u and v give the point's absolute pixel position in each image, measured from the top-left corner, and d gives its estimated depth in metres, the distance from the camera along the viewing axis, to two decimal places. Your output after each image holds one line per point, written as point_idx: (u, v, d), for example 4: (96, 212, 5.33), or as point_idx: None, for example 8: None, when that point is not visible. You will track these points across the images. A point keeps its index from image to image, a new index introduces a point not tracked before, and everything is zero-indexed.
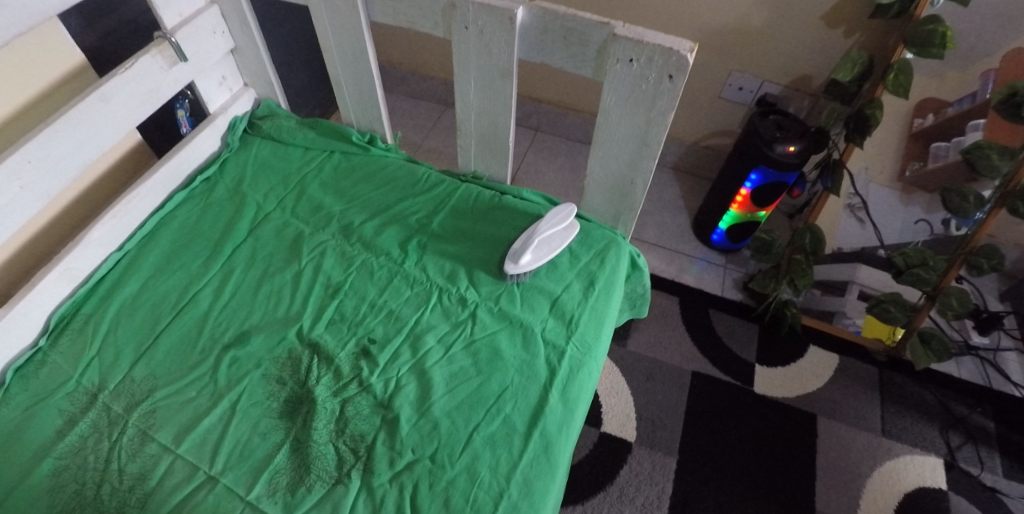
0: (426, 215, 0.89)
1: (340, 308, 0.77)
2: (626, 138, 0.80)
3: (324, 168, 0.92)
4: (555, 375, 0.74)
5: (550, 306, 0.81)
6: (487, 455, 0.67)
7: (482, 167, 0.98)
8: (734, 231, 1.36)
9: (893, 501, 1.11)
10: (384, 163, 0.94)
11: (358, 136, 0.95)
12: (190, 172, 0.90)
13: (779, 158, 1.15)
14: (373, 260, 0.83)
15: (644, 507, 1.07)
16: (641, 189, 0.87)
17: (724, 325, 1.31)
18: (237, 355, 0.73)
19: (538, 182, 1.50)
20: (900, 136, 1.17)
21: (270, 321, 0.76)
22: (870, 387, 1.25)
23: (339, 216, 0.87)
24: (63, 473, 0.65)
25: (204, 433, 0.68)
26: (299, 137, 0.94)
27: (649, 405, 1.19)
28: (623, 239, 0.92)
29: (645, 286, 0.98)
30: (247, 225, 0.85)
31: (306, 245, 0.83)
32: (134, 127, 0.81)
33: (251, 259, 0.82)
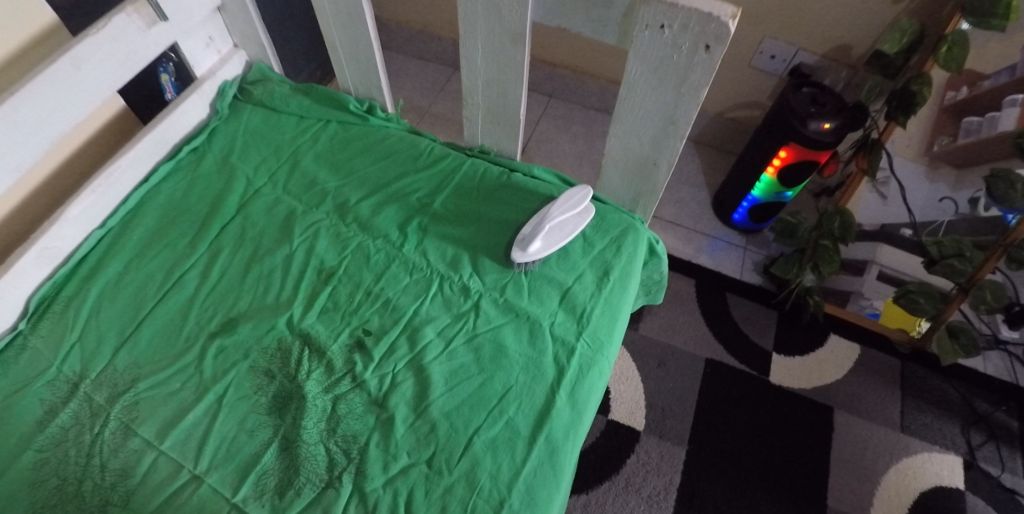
0: (427, 193, 0.83)
1: (333, 296, 0.72)
2: (653, 115, 0.73)
3: (319, 139, 0.86)
4: (564, 376, 0.69)
5: (560, 298, 0.75)
6: (488, 461, 0.63)
7: (490, 141, 0.91)
8: (757, 211, 1.28)
9: (908, 500, 1.07)
10: (384, 134, 0.87)
11: (356, 104, 0.88)
12: (177, 141, 0.84)
13: (812, 135, 1.06)
14: (369, 242, 0.77)
15: (650, 498, 1.04)
16: (664, 171, 0.80)
17: (741, 310, 1.25)
18: (224, 344, 0.69)
19: (550, 153, 1.42)
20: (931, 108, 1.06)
21: (259, 307, 0.71)
22: (889, 380, 1.20)
23: (334, 193, 0.81)
24: (44, 466, 0.62)
25: (189, 429, 0.64)
26: (293, 104, 0.87)
27: (659, 393, 1.14)
28: (642, 225, 0.85)
29: (662, 273, 0.92)
30: (236, 202, 0.79)
31: (298, 225, 0.78)
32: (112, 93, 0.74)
33: (239, 240, 0.76)
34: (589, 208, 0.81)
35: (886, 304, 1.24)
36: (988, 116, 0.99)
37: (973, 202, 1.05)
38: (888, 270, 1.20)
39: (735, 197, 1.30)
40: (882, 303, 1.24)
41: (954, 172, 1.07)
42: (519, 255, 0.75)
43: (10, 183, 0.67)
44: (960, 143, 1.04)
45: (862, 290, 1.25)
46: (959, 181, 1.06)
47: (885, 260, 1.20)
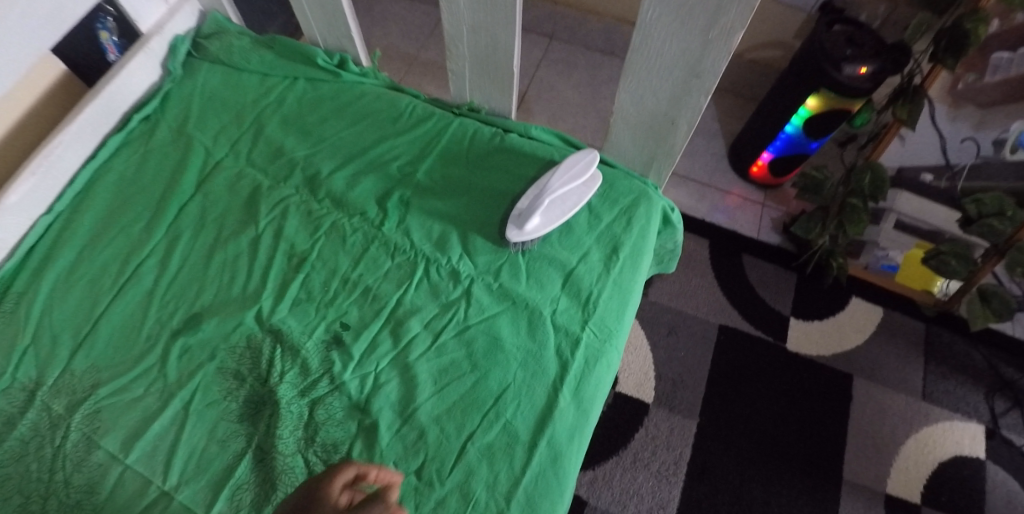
0: (409, 161, 0.74)
1: (306, 285, 0.65)
2: (672, 67, 0.62)
3: (285, 100, 0.76)
4: (567, 371, 0.62)
5: (562, 281, 0.67)
6: (484, 470, 0.57)
7: (480, 97, 0.80)
8: (779, 163, 1.18)
9: (925, 471, 1.03)
10: (359, 92, 0.76)
11: (326, 57, 0.77)
12: (126, 109, 0.75)
13: (847, 81, 0.94)
14: (344, 221, 0.69)
15: (659, 473, 1.00)
16: (683, 133, 0.69)
17: (757, 273, 1.17)
18: (188, 343, 0.63)
19: (552, 103, 1.30)
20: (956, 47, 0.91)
21: (226, 300, 0.65)
22: (912, 345, 1.13)
23: (303, 164, 0.72)
24: (3, 484, 0.56)
25: (155, 440, 0.58)
26: (254, 60, 0.76)
27: (671, 363, 1.08)
28: (655, 192, 0.76)
29: (677, 243, 0.83)
30: (195, 178, 0.71)
31: (265, 203, 0.69)
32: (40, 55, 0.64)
33: (200, 223, 0.69)
34: (597, 176, 0.72)
35: (905, 257, 1.16)
36: (1022, 51, 0.87)
37: (999, 143, 0.95)
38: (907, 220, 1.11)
39: (754, 149, 1.19)
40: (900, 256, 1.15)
41: (977, 112, 0.94)
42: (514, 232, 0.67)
43: None
44: (984, 82, 0.91)
45: (878, 240, 1.16)
46: (985, 122, 0.95)
47: (903, 207, 1.10)
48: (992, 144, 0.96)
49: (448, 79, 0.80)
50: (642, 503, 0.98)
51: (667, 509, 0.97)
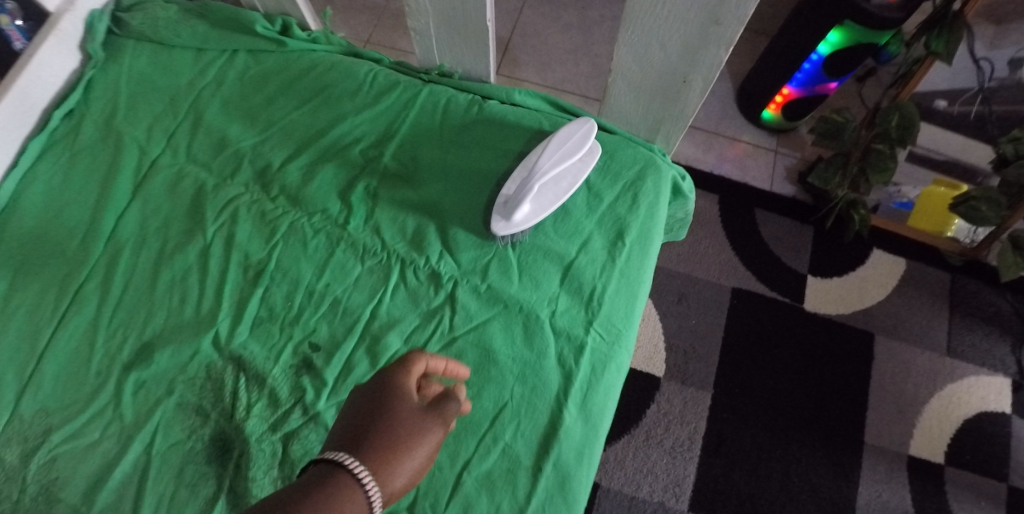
0: (374, 142, 0.64)
1: (266, 301, 0.58)
2: (687, 8, 0.50)
3: (225, 79, 0.67)
4: (571, 382, 0.55)
5: (561, 276, 0.59)
6: (484, 502, 0.51)
7: (451, 59, 0.70)
8: (795, 108, 1.07)
9: (950, 430, 0.99)
10: (310, 62, 0.68)
11: (266, 24, 0.68)
12: (47, 106, 0.66)
13: (875, 11, 0.83)
14: (304, 221, 0.60)
15: (673, 450, 0.95)
16: (697, 93, 0.59)
17: (771, 228, 1.08)
18: (142, 378, 0.56)
19: (538, 51, 1.17)
20: None
21: (179, 324, 0.57)
22: (937, 297, 1.06)
23: (251, 156, 0.64)
24: None
25: (116, 490, 0.52)
26: (184, 32, 0.67)
27: (682, 332, 1.01)
28: (663, 160, 0.66)
29: (688, 211, 0.74)
30: (131, 181, 0.62)
31: (211, 207, 0.61)
32: None
33: (141, 234, 0.61)
34: (594, 150, 0.62)
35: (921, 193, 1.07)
36: None
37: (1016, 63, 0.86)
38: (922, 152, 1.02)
39: (765, 93, 1.08)
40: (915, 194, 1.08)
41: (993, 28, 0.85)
42: (499, 222, 0.58)
43: None
44: None
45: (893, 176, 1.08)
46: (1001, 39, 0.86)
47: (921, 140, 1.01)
48: (1008, 64, 0.87)
49: (412, 40, 0.69)
50: (657, 482, 0.94)
51: (682, 487, 0.93)
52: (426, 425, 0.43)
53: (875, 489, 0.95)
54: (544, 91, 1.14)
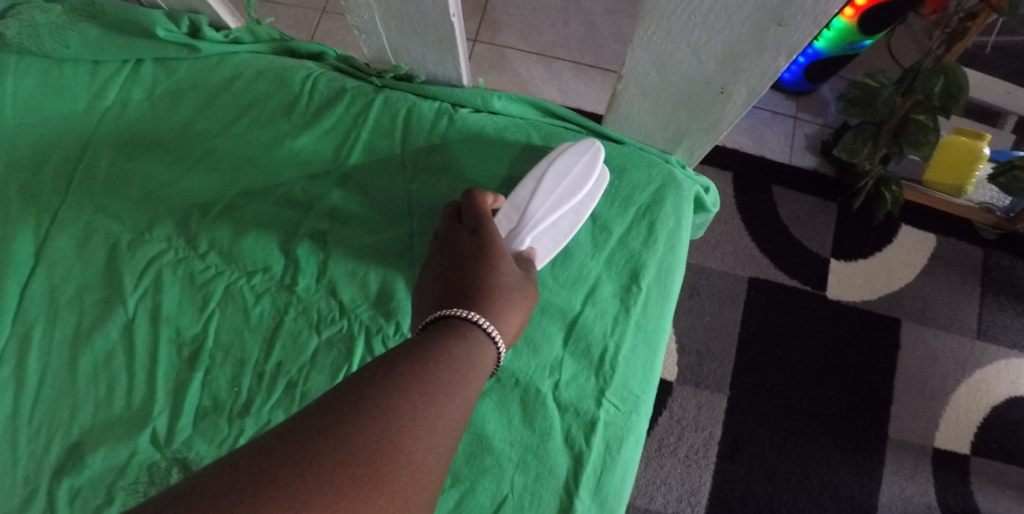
0: (320, 173, 0.53)
1: (208, 387, 0.48)
2: (741, 7, 0.38)
3: (130, 99, 0.55)
4: (582, 467, 0.46)
5: (564, 335, 0.49)
6: None
7: (410, 60, 0.55)
8: (816, 66, 0.92)
9: (978, 418, 0.93)
10: (231, 70, 0.55)
11: (169, 27, 0.54)
12: None
13: None
14: (243, 284, 0.50)
15: (688, 458, 0.89)
16: (737, 104, 0.47)
17: (790, 208, 0.97)
18: (76, 484, 0.47)
19: (522, 10, 1.02)
20: None
21: (108, 419, 0.48)
22: (967, 275, 0.98)
23: (172, 200, 0.52)
24: None
25: None
26: (72, 42, 0.54)
27: (692, 330, 0.93)
28: (682, 174, 0.54)
29: (710, 217, 0.60)
30: (33, 240, 0.52)
31: (129, 271, 0.51)
32: None
33: (53, 307, 0.51)
34: (601, 178, 0.51)
35: (937, 152, 0.88)
36: None
37: None
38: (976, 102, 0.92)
39: None
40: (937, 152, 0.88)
41: None
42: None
43: None
44: None
45: None
46: None
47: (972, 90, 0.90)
48: None
49: (357, 38, 0.55)
50: (671, 492, 0.88)
51: (698, 496, 0.88)
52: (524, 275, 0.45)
53: (898, 485, 0.90)
54: (530, 58, 1.00)
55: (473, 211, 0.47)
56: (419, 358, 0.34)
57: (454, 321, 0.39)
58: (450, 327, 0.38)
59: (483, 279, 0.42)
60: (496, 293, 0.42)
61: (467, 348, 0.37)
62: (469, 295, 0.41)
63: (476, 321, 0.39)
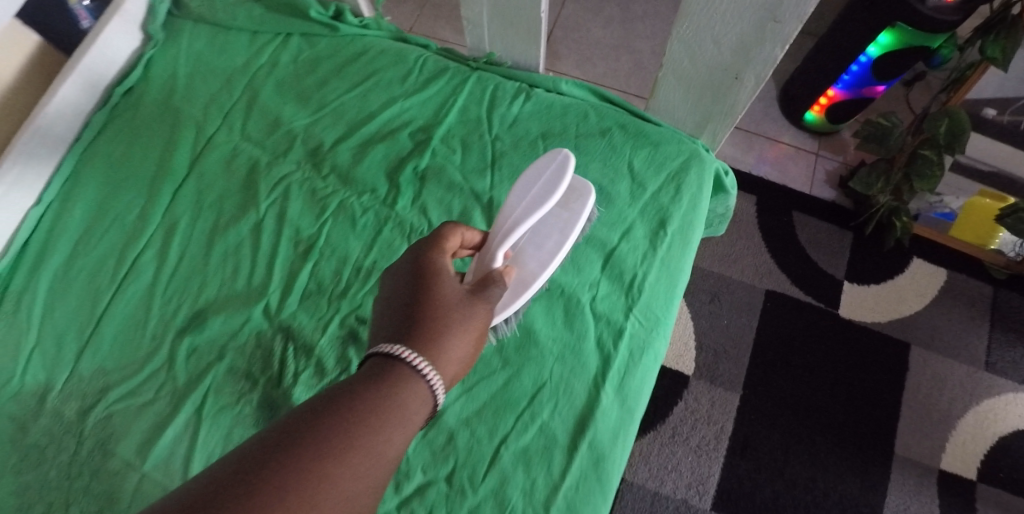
0: (422, 126, 0.66)
1: (315, 275, 0.59)
2: (745, 6, 0.51)
3: (279, 62, 0.69)
4: (610, 365, 0.55)
5: (603, 262, 0.59)
6: (521, 476, 0.53)
7: (500, 48, 0.70)
8: (840, 109, 1.05)
9: (984, 446, 0.97)
10: (361, 47, 0.70)
11: (320, 9, 0.70)
12: (111, 79, 0.68)
13: (933, 13, 0.82)
14: (353, 200, 0.62)
15: (699, 448, 0.95)
16: (748, 89, 0.59)
17: (810, 233, 1.07)
18: (196, 342, 0.58)
19: (580, 44, 1.18)
20: None
21: (230, 293, 0.59)
22: (977, 310, 1.04)
23: (303, 135, 0.65)
24: (23, 493, 0.56)
25: (170, 446, 0.56)
26: (241, 16, 0.70)
27: (712, 331, 1.01)
28: (708, 153, 0.65)
29: (729, 207, 0.73)
30: (189, 155, 0.65)
31: (264, 183, 0.63)
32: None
33: (197, 206, 0.63)
34: (574, 203, 0.57)
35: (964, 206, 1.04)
36: None
37: None
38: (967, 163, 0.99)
39: (810, 96, 1.07)
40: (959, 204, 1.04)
41: None
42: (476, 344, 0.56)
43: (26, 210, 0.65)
44: None
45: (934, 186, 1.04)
46: None
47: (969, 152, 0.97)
48: None
49: (463, 28, 0.69)
50: (681, 479, 0.94)
51: (706, 485, 0.94)
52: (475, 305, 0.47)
53: (903, 501, 0.94)
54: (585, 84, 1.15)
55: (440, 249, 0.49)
56: (348, 401, 0.38)
57: (385, 360, 0.41)
58: (382, 368, 0.40)
59: (428, 317, 0.44)
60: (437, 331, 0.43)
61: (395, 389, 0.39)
62: (413, 333, 0.43)
63: (408, 360, 0.41)
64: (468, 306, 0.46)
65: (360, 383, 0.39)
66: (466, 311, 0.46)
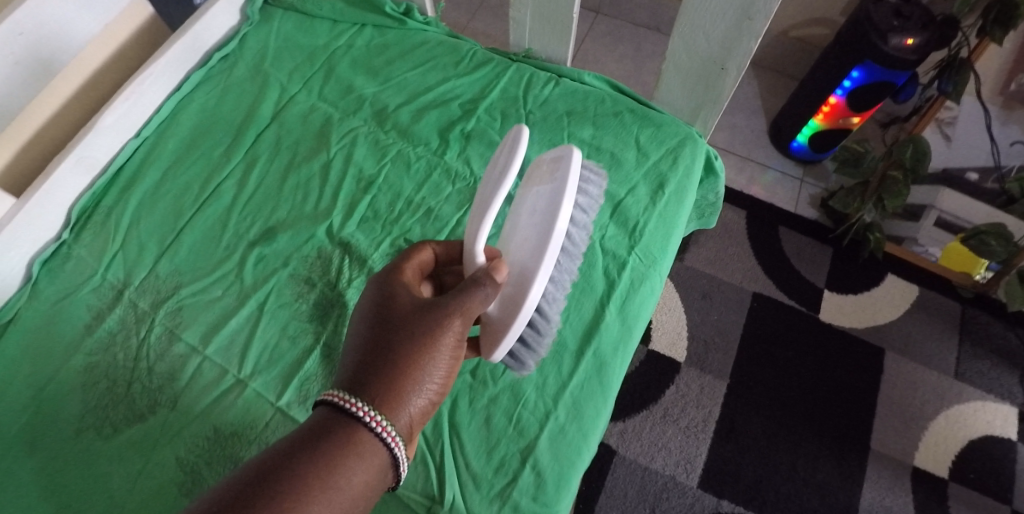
0: (470, 99, 0.77)
1: (372, 205, 0.70)
2: (727, 7, 0.65)
3: (354, 44, 0.81)
4: (614, 289, 0.66)
5: (611, 211, 0.71)
6: (535, 373, 0.62)
7: (538, 45, 0.83)
8: (818, 139, 1.20)
9: (956, 447, 1.03)
10: (422, 39, 0.81)
11: (393, 6, 0.81)
12: (210, 47, 0.82)
13: (893, 53, 0.95)
14: (409, 150, 0.73)
15: (688, 429, 1.03)
16: (732, 78, 0.72)
17: (794, 245, 1.18)
18: (264, 252, 0.68)
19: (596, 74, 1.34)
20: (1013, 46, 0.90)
21: (298, 216, 0.70)
22: (947, 324, 1.13)
23: (371, 100, 0.77)
24: (95, 369, 0.64)
25: (231, 335, 0.65)
26: (325, 7, 0.82)
27: (703, 325, 1.11)
28: (700, 136, 0.78)
29: (718, 194, 0.86)
30: (272, 109, 0.77)
31: (335, 132, 0.75)
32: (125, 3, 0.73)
33: (275, 148, 0.74)
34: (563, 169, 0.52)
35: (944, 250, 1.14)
36: None
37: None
38: (947, 217, 1.09)
39: (794, 125, 1.21)
40: (937, 253, 1.15)
41: None
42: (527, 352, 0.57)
43: (125, 142, 0.76)
44: None
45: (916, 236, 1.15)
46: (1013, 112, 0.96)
47: (944, 205, 1.08)
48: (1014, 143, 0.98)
49: (509, 26, 0.83)
50: (669, 456, 1.01)
51: (693, 464, 1.00)
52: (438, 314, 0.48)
53: (878, 493, 1.00)
54: None
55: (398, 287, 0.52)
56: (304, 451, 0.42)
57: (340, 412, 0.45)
58: (334, 422, 0.44)
59: (386, 354, 0.47)
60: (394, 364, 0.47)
61: (351, 441, 0.43)
62: (372, 379, 0.46)
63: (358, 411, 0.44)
64: (425, 325, 0.48)
65: (316, 436, 0.43)
66: (425, 328, 0.48)
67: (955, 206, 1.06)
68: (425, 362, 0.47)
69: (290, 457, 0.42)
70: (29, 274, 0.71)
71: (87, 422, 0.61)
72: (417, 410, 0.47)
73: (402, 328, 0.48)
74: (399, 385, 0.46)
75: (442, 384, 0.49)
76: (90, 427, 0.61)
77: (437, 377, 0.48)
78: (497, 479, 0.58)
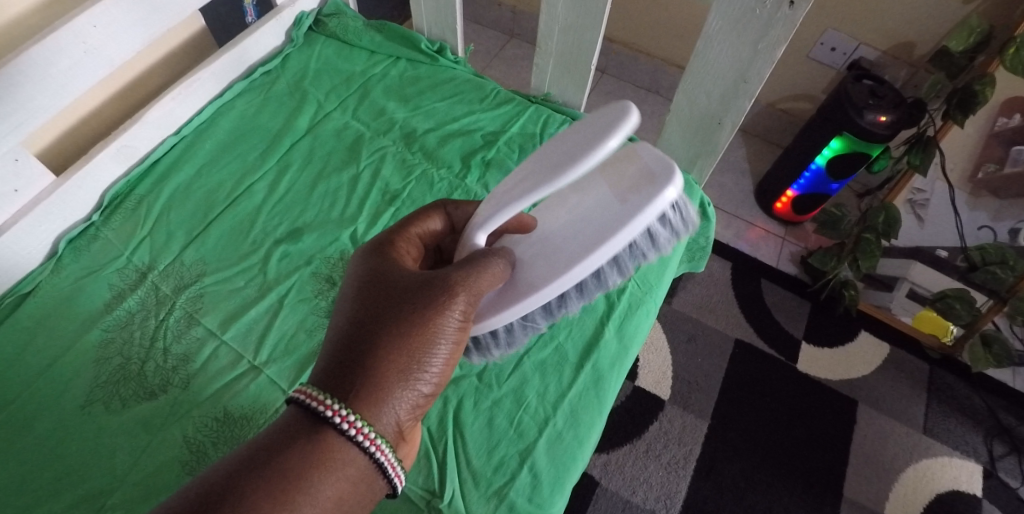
0: (491, 132, 0.84)
1: (396, 217, 0.76)
2: (727, 70, 0.74)
3: (388, 74, 0.89)
4: (613, 310, 0.71)
5: None
6: (537, 381, 0.67)
7: (556, 90, 0.92)
8: (801, 201, 1.29)
9: (924, 500, 1.07)
10: (450, 75, 0.89)
11: (428, 44, 0.91)
12: (254, 62, 0.89)
13: (868, 127, 1.05)
14: (433, 171, 0.80)
15: (669, 465, 1.06)
16: (727, 132, 0.81)
17: (775, 298, 1.25)
18: (289, 250, 0.73)
19: None
20: (978, 134, 1.02)
21: (324, 220, 0.76)
22: (916, 383, 1.19)
23: (401, 124, 0.84)
24: (110, 346, 0.66)
25: (250, 323, 0.68)
26: (366, 39, 0.91)
27: (687, 366, 1.16)
28: (696, 184, 0.85)
29: (709, 238, 0.92)
30: (307, 123, 0.84)
31: (366, 149, 0.82)
32: (186, 14, 0.81)
33: (308, 157, 0.81)
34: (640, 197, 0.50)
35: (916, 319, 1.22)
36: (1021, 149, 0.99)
37: (989, 215, 1.05)
38: (920, 290, 1.18)
39: (778, 187, 1.31)
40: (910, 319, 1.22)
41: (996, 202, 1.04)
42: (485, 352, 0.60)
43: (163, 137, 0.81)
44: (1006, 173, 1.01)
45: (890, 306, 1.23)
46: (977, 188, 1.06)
47: (915, 278, 1.18)
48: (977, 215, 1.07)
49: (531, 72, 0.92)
50: (650, 491, 1.03)
51: (673, 500, 1.03)
52: (434, 305, 0.49)
53: None
54: None
55: (383, 284, 0.51)
56: (292, 458, 0.43)
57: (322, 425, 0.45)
58: (317, 429, 0.45)
59: (372, 347, 0.48)
60: (387, 348, 0.47)
61: (326, 454, 0.44)
62: (358, 371, 0.47)
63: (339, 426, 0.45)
64: (418, 328, 0.48)
65: (301, 441, 0.44)
66: (421, 314, 0.49)
67: (925, 279, 1.17)
68: (415, 356, 0.48)
69: (254, 462, 0.43)
70: (53, 250, 0.74)
71: (95, 396, 0.63)
72: (406, 402, 0.48)
73: (392, 319, 0.49)
74: (387, 372, 0.47)
75: (429, 389, 0.49)
76: (98, 401, 0.63)
77: (431, 368, 0.49)
78: (495, 477, 0.61)
